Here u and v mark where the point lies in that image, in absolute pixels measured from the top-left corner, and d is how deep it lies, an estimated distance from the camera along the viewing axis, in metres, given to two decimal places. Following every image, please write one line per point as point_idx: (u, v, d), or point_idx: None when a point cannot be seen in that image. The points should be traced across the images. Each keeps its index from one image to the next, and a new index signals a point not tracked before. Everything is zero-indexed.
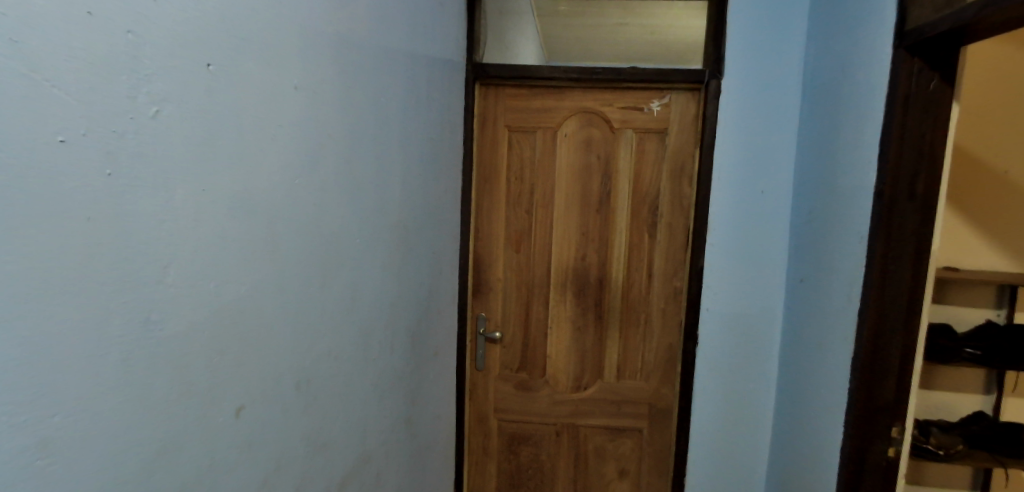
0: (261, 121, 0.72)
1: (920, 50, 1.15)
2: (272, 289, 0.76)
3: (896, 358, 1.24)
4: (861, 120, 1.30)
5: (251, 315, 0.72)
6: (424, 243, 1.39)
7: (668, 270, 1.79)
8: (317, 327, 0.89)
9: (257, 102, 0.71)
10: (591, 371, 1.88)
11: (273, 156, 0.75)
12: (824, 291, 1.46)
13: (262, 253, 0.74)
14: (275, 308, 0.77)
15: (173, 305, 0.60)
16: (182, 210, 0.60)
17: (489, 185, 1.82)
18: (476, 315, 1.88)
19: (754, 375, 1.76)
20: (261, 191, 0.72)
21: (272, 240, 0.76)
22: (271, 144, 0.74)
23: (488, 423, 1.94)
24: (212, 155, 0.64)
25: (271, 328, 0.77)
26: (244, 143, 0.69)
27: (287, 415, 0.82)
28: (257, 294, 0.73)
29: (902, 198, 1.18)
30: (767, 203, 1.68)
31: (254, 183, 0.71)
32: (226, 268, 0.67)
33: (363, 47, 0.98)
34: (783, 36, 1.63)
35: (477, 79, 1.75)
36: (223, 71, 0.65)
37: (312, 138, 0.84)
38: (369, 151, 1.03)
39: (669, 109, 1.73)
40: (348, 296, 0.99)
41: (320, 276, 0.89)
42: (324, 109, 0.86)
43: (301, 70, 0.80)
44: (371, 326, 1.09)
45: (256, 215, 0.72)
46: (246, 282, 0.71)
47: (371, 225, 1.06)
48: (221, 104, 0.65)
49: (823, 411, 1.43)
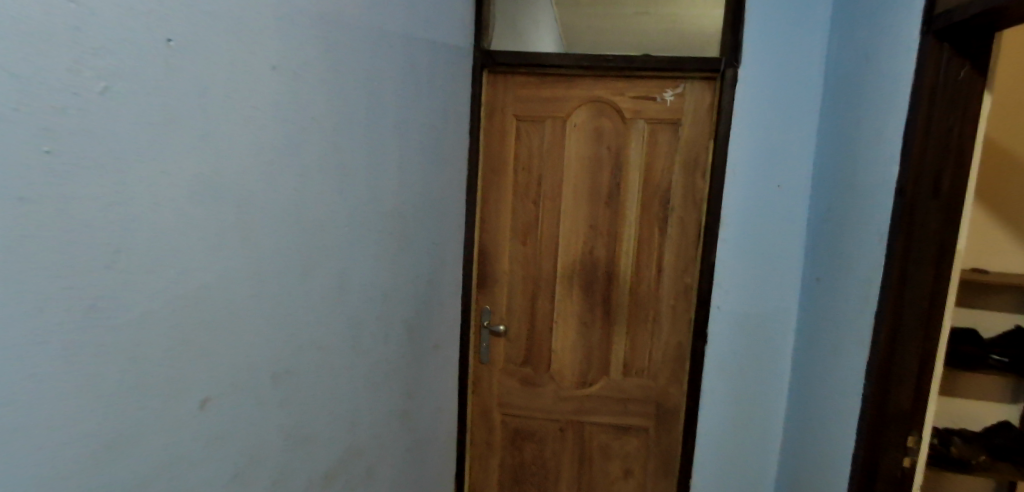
0: (233, 102, 0.69)
1: (949, 36, 1.07)
2: (243, 279, 0.74)
3: (913, 366, 1.17)
4: (884, 111, 1.22)
5: (221, 302, 0.71)
6: (422, 232, 1.36)
7: (678, 267, 1.74)
8: (295, 314, 0.86)
9: (229, 82, 0.68)
10: (596, 368, 1.84)
11: (248, 139, 0.72)
12: (841, 293, 1.38)
13: (232, 239, 0.71)
14: (247, 295, 0.75)
15: (124, 293, 0.58)
16: (135, 193, 0.58)
17: (496, 175, 1.77)
18: (480, 308, 1.85)
19: (763, 378, 1.70)
20: (232, 173, 0.70)
21: (243, 225, 0.73)
22: (241, 128, 0.71)
23: (491, 417, 1.91)
24: (176, 134, 0.62)
25: (240, 319, 0.74)
26: (212, 126, 0.66)
27: (260, 407, 0.80)
28: (225, 280, 0.71)
29: (925, 194, 1.11)
30: (782, 198, 1.61)
31: (226, 166, 0.69)
32: (188, 253, 0.65)
33: (352, 26, 0.94)
34: (803, 23, 1.55)
35: (485, 67, 1.70)
36: (187, 49, 0.62)
37: (290, 118, 0.80)
38: (361, 137, 1.01)
39: (682, 99, 1.67)
40: (335, 285, 0.96)
41: (301, 263, 0.86)
42: (306, 86, 0.83)
43: (279, 49, 0.77)
44: (362, 317, 1.07)
45: (227, 200, 0.70)
46: (213, 268, 0.69)
47: (362, 214, 1.03)
48: (184, 83, 0.62)
49: (834, 418, 1.37)
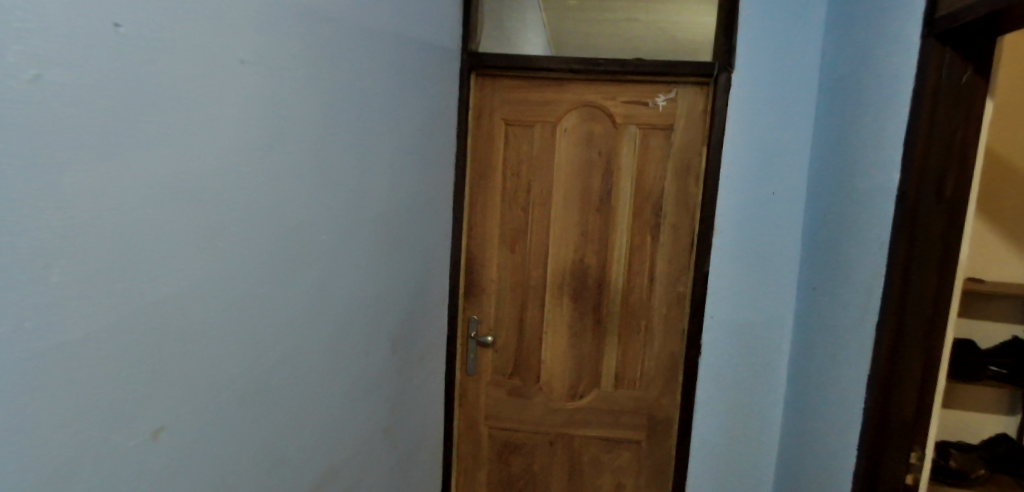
0: (189, 106, 0.68)
1: (952, 38, 1.04)
2: (207, 291, 0.73)
3: (915, 375, 1.13)
4: (883, 117, 1.20)
5: (176, 318, 0.69)
6: (408, 238, 1.31)
7: (671, 276, 1.70)
8: (252, 325, 0.82)
9: (177, 87, 0.66)
10: (587, 379, 1.79)
11: (204, 148, 0.70)
12: (839, 302, 1.35)
13: (194, 252, 0.70)
14: (205, 310, 0.73)
15: (71, 305, 0.57)
16: (83, 188, 0.57)
17: (484, 181, 1.72)
18: (467, 318, 1.79)
19: (756, 388, 1.66)
20: (194, 175, 0.69)
21: (207, 232, 0.72)
22: (206, 123, 0.70)
23: (478, 430, 1.84)
24: (119, 140, 0.60)
25: (203, 334, 0.73)
26: (162, 134, 0.65)
27: (217, 423, 0.77)
28: (177, 296, 0.68)
29: (929, 199, 1.08)
30: (777, 205, 1.58)
31: (175, 174, 0.67)
32: (135, 270, 0.63)
33: (323, 22, 0.90)
34: (797, 28, 1.53)
35: (473, 69, 1.65)
36: (132, 51, 0.60)
37: (246, 121, 0.77)
38: (333, 139, 0.96)
39: (675, 103, 1.63)
40: (301, 293, 0.92)
41: (259, 271, 0.82)
42: (266, 86, 0.80)
43: (250, 44, 0.76)
44: (334, 328, 1.02)
45: (179, 214, 0.68)
46: (166, 284, 0.67)
47: (333, 218, 0.98)
48: (134, 74, 0.61)
49: (834, 432, 1.33)
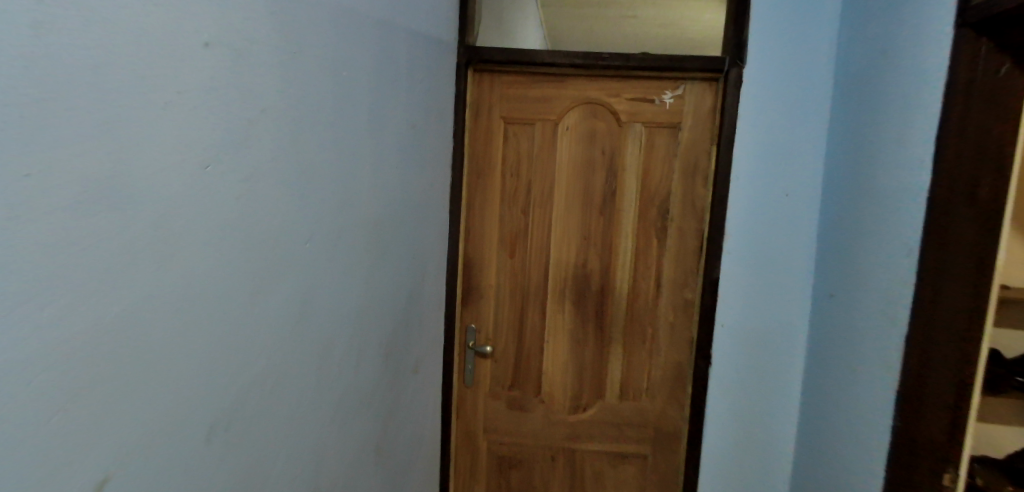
0: (150, 97, 0.56)
1: (987, 28, 0.96)
2: (180, 304, 0.62)
3: (947, 393, 1.04)
4: (910, 114, 1.12)
5: (133, 340, 0.56)
6: (399, 243, 1.23)
7: (678, 281, 1.61)
8: (228, 345, 0.71)
9: (131, 62, 0.54)
10: (590, 390, 1.70)
11: (173, 144, 0.59)
12: (860, 311, 1.27)
13: (167, 258, 0.60)
14: (168, 330, 0.61)
15: (47, 301, 0.48)
16: (35, 183, 0.46)
17: (482, 181, 1.63)
18: (465, 327, 1.70)
19: (768, 399, 1.58)
20: (149, 172, 0.57)
21: (169, 240, 0.60)
22: (162, 116, 0.58)
23: (476, 444, 1.75)
24: (58, 133, 0.47)
25: (177, 350, 0.63)
26: (116, 128, 0.53)
27: (192, 461, 0.67)
28: (136, 312, 0.56)
29: (961, 203, 1.00)
30: (791, 207, 1.50)
31: (138, 170, 0.55)
32: (79, 284, 0.50)
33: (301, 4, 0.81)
34: (811, 21, 1.45)
35: (470, 63, 1.56)
36: (55, 27, 0.47)
37: (223, 111, 0.66)
38: (315, 135, 0.87)
39: (682, 100, 1.55)
40: (282, 306, 0.82)
41: (237, 283, 0.72)
42: (245, 72, 0.70)
43: (213, 21, 0.64)
44: (315, 342, 0.93)
45: (138, 216, 0.56)
46: (121, 298, 0.55)
47: (314, 223, 0.89)
48: (68, 43, 0.48)
49: (858, 450, 1.25)
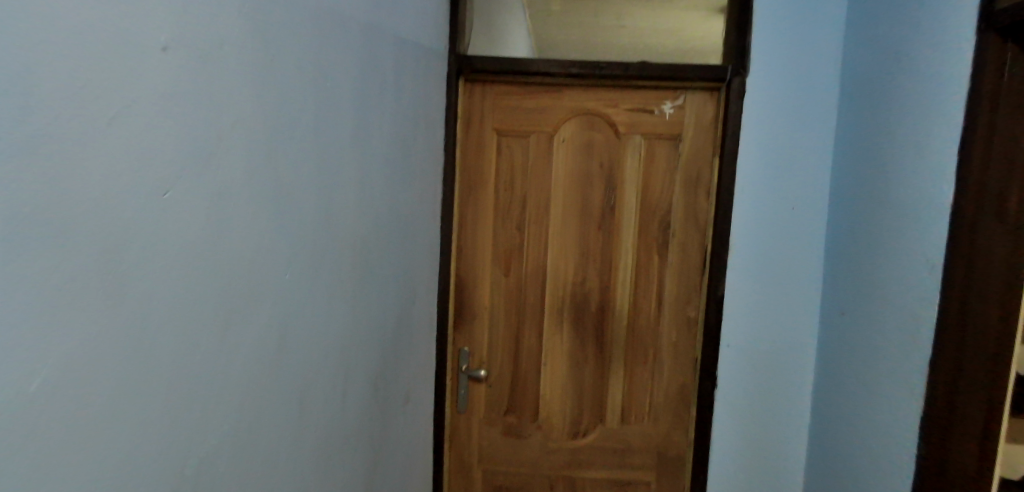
0: (86, 121, 0.45)
1: (1014, 33, 0.91)
2: (121, 300, 0.50)
3: (977, 419, 0.99)
4: (928, 124, 1.06)
5: (66, 337, 0.44)
6: (386, 263, 1.15)
7: (681, 299, 1.54)
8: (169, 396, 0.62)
9: (79, 75, 0.44)
10: (590, 414, 1.61)
11: (117, 173, 0.49)
12: (876, 331, 1.20)
13: (108, 243, 0.48)
14: (107, 332, 0.49)
15: None
16: None
17: (474, 196, 1.55)
18: (457, 349, 1.61)
19: (775, 423, 1.51)
20: (95, 191, 0.46)
21: (109, 222, 0.48)
22: (113, 136, 0.48)
23: (470, 473, 1.65)
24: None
25: (117, 352, 0.50)
26: (43, 159, 0.41)
27: None
28: (65, 319, 0.44)
29: (989, 218, 0.95)
30: (797, 221, 1.45)
31: (83, 189, 0.45)
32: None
33: (277, 6, 0.73)
34: (815, 29, 1.41)
35: (460, 73, 1.49)
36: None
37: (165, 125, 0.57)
38: (292, 149, 0.79)
39: (682, 111, 1.49)
40: (257, 343, 0.73)
41: (203, 323, 0.62)
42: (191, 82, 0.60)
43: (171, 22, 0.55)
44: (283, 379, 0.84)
45: (75, 239, 0.45)
46: (49, 281, 0.42)
47: (291, 248, 0.81)
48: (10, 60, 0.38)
49: (879, 478, 1.18)
